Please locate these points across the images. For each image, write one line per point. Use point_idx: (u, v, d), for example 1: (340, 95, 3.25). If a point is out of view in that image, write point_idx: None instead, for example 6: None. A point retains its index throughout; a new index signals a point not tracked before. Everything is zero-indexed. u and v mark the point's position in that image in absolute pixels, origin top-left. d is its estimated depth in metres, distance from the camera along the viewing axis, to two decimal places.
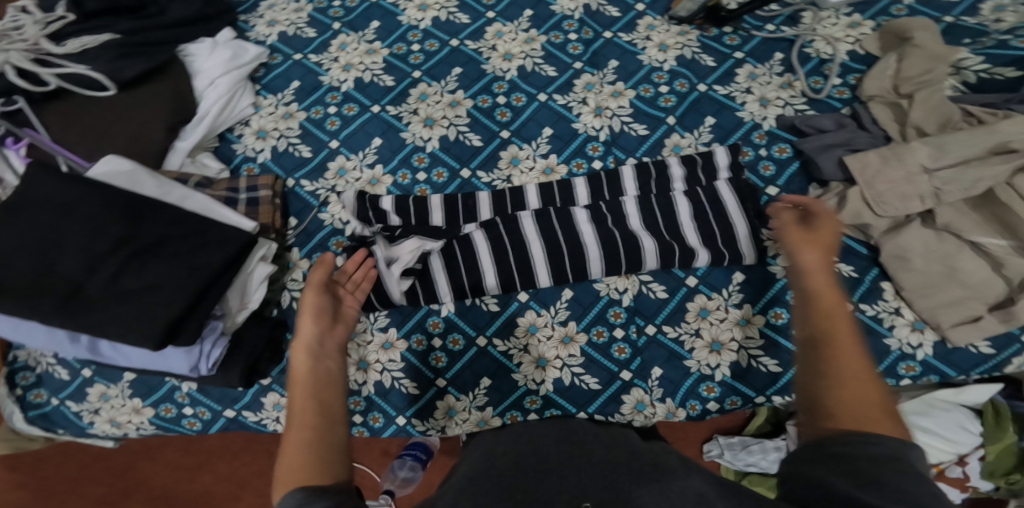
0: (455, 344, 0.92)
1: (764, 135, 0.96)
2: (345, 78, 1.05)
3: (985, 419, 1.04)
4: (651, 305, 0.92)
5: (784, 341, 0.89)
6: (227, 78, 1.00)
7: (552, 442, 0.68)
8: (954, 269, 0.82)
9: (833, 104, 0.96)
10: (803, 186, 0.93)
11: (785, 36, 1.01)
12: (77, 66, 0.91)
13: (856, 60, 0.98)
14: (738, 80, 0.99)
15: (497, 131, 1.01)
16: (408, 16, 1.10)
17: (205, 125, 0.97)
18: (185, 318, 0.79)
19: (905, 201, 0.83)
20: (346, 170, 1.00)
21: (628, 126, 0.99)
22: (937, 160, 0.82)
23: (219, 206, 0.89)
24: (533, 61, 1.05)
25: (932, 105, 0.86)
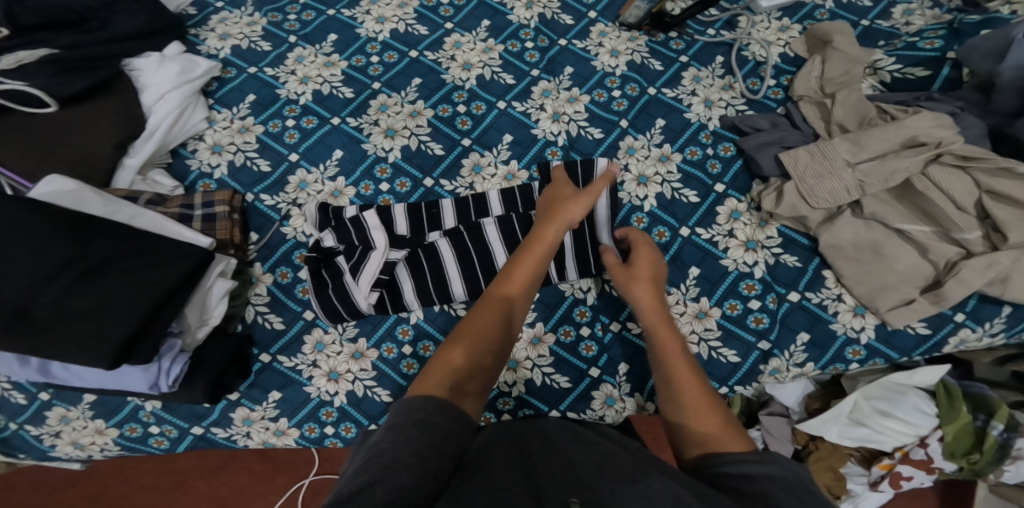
0: (425, 350, 0.95)
1: (709, 134, 1.00)
2: (304, 91, 1.07)
3: (937, 400, 1.09)
4: (614, 302, 0.97)
5: (739, 331, 0.91)
6: (177, 92, 1.01)
7: (536, 441, 0.68)
8: (885, 254, 0.87)
9: (769, 104, 1.01)
10: (746, 182, 0.97)
11: (724, 39, 1.06)
12: (15, 83, 0.90)
13: (788, 62, 1.03)
14: (684, 83, 1.03)
15: (458, 140, 1.04)
16: (367, 28, 1.12)
17: (156, 141, 0.98)
18: (138, 338, 0.80)
19: (834, 193, 0.88)
20: (308, 183, 1.02)
21: (584, 130, 1.02)
22: (856, 154, 0.88)
23: (171, 223, 0.90)
24: (491, 70, 1.08)
25: (852, 103, 0.93)
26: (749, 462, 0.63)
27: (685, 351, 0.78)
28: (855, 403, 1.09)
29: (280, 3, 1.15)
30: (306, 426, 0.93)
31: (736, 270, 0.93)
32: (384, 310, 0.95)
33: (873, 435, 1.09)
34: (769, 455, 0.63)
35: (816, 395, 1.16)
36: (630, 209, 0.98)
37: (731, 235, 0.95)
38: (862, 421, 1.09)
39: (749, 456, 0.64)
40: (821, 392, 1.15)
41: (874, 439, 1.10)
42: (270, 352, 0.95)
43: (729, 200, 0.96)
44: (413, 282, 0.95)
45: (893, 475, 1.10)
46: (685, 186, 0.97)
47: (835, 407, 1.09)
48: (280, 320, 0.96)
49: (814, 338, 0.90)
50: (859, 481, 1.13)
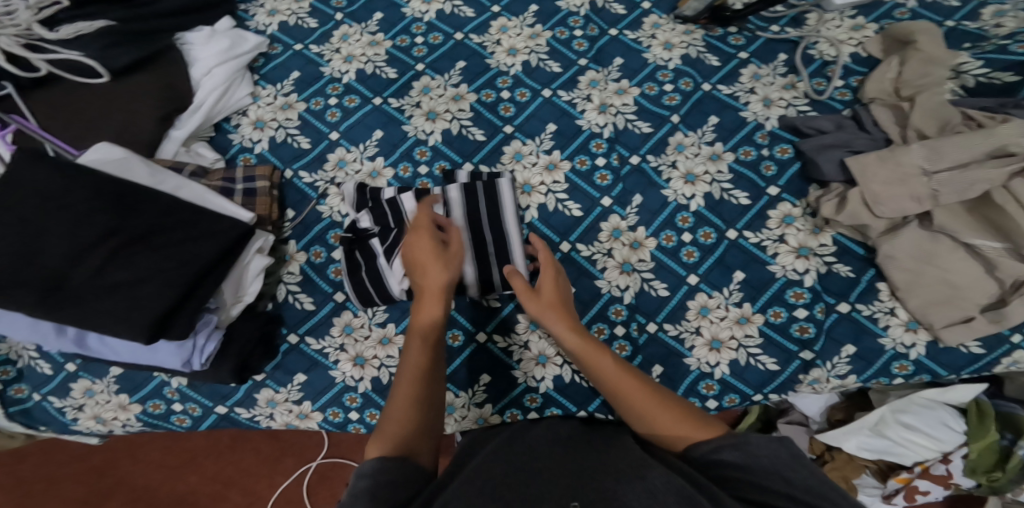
0: (455, 340, 0.98)
1: (766, 135, 0.97)
2: (346, 69, 1.04)
3: (968, 418, 1.06)
4: (652, 303, 0.93)
5: (782, 339, 0.90)
6: (224, 67, 0.98)
7: (546, 443, 0.77)
8: (947, 268, 0.85)
9: (834, 105, 0.97)
10: (802, 186, 0.94)
11: (789, 37, 1.02)
12: (70, 53, 0.89)
13: (858, 63, 1.00)
14: (742, 80, 1.00)
15: (500, 126, 1.01)
16: (412, 8, 1.09)
17: (201, 115, 0.96)
18: (174, 313, 0.78)
19: (900, 203, 0.85)
20: (346, 162, 0.99)
21: (632, 123, 1.00)
22: (934, 162, 0.84)
23: (213, 197, 0.87)
24: (538, 56, 1.04)
25: (931, 108, 0.88)
26: (728, 448, 0.68)
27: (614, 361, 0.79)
28: (881, 417, 1.06)
29: None
30: (331, 411, 0.93)
31: (784, 277, 0.91)
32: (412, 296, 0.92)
33: (893, 448, 1.06)
34: (741, 437, 0.69)
35: (840, 407, 1.13)
36: (675, 207, 0.96)
37: (782, 241, 0.92)
38: (886, 433, 1.06)
39: (726, 441, 0.69)
40: (846, 403, 1.13)
41: (893, 451, 1.06)
42: (298, 332, 0.94)
43: (783, 204, 0.94)
44: None
45: (909, 489, 1.07)
46: (735, 186, 0.95)
47: (859, 418, 1.06)
48: (310, 301, 0.95)
49: (859, 352, 0.89)
50: (871, 493, 1.10)
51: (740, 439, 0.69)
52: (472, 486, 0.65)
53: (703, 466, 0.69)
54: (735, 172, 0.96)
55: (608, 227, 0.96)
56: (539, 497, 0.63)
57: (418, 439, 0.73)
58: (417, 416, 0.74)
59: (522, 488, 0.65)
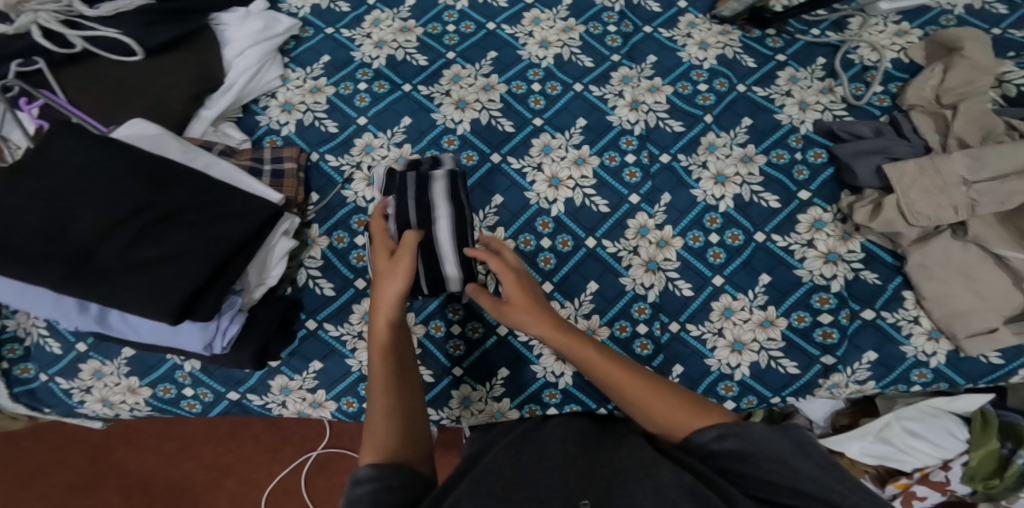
0: (474, 332, 0.97)
1: (800, 138, 0.97)
2: (377, 55, 1.03)
3: (971, 426, 1.05)
4: (676, 302, 0.93)
5: (804, 344, 0.91)
6: (257, 49, 0.98)
7: (556, 442, 0.76)
8: (973, 278, 0.86)
9: (872, 111, 0.98)
10: (834, 192, 0.95)
11: (830, 40, 1.03)
12: (106, 29, 0.89)
13: (900, 69, 1.00)
14: (778, 82, 1.00)
15: (530, 118, 1.00)
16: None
17: (232, 94, 0.96)
18: (202, 293, 0.76)
19: (937, 210, 0.86)
20: (373, 147, 0.98)
21: (663, 122, 0.99)
22: (975, 172, 0.85)
23: (244, 176, 0.86)
24: (570, 50, 1.04)
25: (974, 116, 0.89)
26: (730, 436, 0.67)
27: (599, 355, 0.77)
28: (886, 423, 1.06)
29: None
30: (345, 401, 0.92)
31: (811, 282, 0.92)
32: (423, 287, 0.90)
33: (895, 454, 1.06)
34: (744, 425, 0.67)
35: (846, 412, 1.15)
36: (703, 208, 0.96)
37: (810, 246, 0.93)
38: (890, 440, 1.05)
39: (727, 428, 0.68)
40: (851, 409, 1.15)
41: (894, 457, 1.06)
42: (317, 318, 0.92)
43: (813, 208, 0.94)
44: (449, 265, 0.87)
45: (907, 495, 1.07)
46: (766, 189, 0.95)
47: (865, 424, 1.06)
48: (331, 287, 0.93)
49: (881, 359, 0.89)
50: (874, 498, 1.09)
51: (743, 427, 0.68)
52: (474, 485, 0.65)
53: (709, 455, 0.67)
54: (768, 172, 0.96)
55: (634, 225, 0.96)
56: (547, 492, 0.62)
57: (407, 448, 0.70)
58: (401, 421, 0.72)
59: (529, 485, 0.64)
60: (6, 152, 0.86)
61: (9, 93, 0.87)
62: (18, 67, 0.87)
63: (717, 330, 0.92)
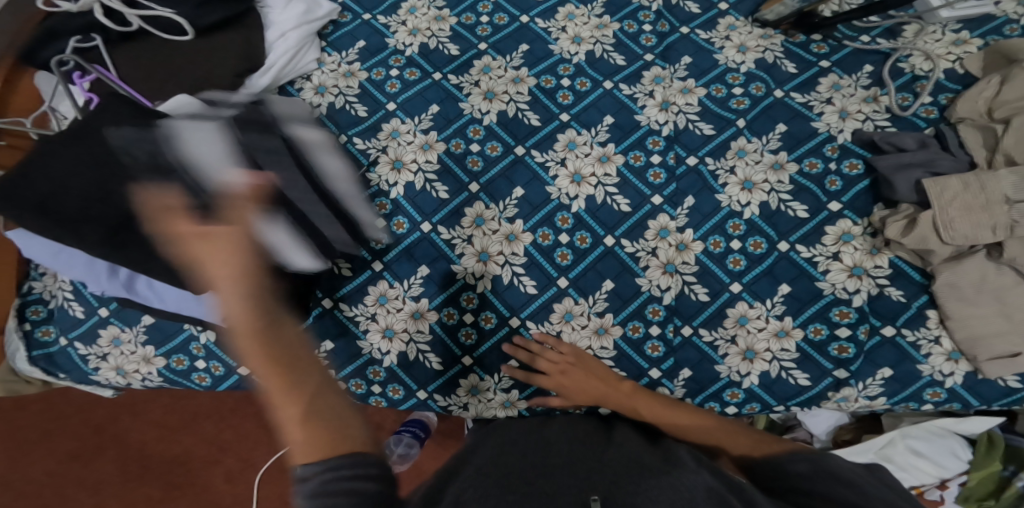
0: (487, 322, 0.95)
1: (836, 148, 0.96)
2: (410, 42, 1.04)
3: (977, 447, 1.03)
4: (691, 306, 0.93)
5: (818, 356, 0.90)
6: (299, 31, 0.99)
7: (567, 441, 0.75)
8: (1007, 302, 0.85)
9: (917, 122, 0.96)
10: (867, 204, 0.94)
11: (881, 48, 1.01)
12: (163, 9, 0.91)
13: (953, 79, 0.98)
14: (819, 89, 0.99)
15: (557, 114, 1.00)
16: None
17: (271, 74, 0.97)
18: None
19: (976, 229, 0.84)
20: (400, 133, 0.99)
21: (693, 124, 0.99)
22: (1019, 190, 0.83)
23: None
24: (603, 47, 1.03)
25: None
26: (802, 461, 0.68)
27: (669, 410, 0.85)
28: (891, 440, 1.04)
29: None
30: (354, 383, 0.95)
31: (833, 295, 0.91)
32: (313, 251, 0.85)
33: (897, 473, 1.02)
34: (818, 453, 0.68)
35: (849, 428, 1.14)
36: (727, 213, 0.95)
37: (836, 258, 0.92)
38: (891, 458, 1.03)
39: (802, 454, 0.69)
40: (855, 426, 1.14)
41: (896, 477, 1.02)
42: (332, 298, 0.95)
43: (843, 221, 0.93)
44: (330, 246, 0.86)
45: None
46: (794, 198, 0.95)
47: (867, 440, 1.04)
48: (349, 267, 0.96)
49: (896, 375, 0.89)
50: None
51: (818, 454, 0.68)
52: (482, 483, 0.63)
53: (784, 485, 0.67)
54: (799, 180, 0.95)
55: (655, 225, 0.96)
56: (564, 493, 0.61)
57: (350, 439, 0.58)
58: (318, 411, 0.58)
59: (542, 484, 0.63)
60: (53, 122, 0.91)
61: (64, 68, 0.88)
62: (77, 43, 0.89)
63: (731, 341, 0.92)
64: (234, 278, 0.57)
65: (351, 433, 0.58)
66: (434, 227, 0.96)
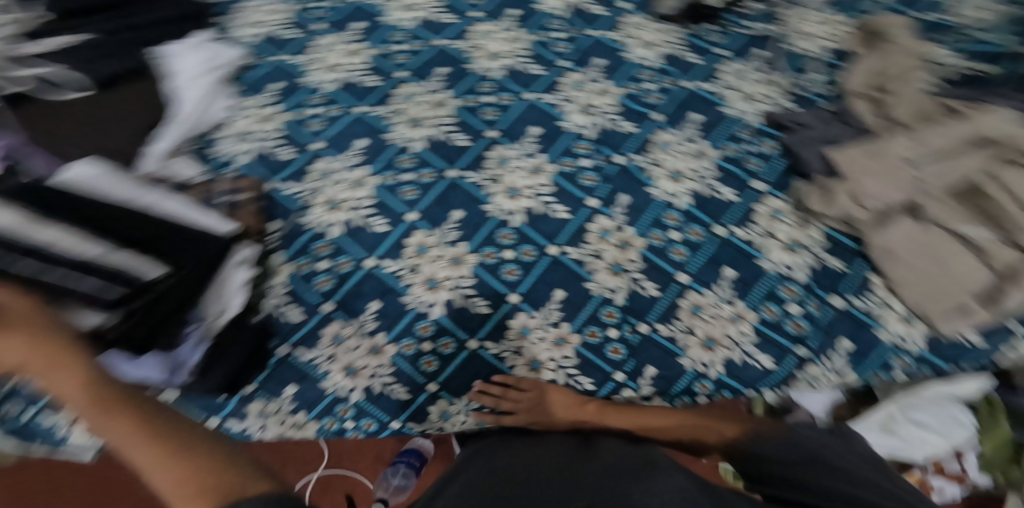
0: (445, 347, 0.93)
1: (750, 131, 0.99)
2: (328, 79, 1.05)
3: (979, 414, 1.01)
4: (644, 303, 0.92)
5: (776, 336, 0.89)
6: (207, 78, 0.98)
7: (548, 453, 0.74)
8: (941, 258, 0.83)
9: (812, 97, 1.02)
10: (787, 181, 0.96)
11: (766, 33, 1.07)
12: (51, 68, 0.91)
13: (835, 55, 1.05)
14: (722, 77, 1.04)
15: (484, 131, 1.01)
16: (395, 17, 1.11)
17: (190, 118, 0.95)
18: (162, 325, 0.79)
19: (888, 192, 0.86)
20: (331, 172, 0.99)
21: (615, 123, 1.01)
22: (916, 150, 0.88)
23: (195, 208, 0.87)
24: (520, 61, 1.06)
25: (910, 99, 0.94)
26: (772, 441, 0.72)
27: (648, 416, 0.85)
28: (891, 414, 0.99)
29: None
30: (327, 420, 0.92)
31: (775, 272, 0.91)
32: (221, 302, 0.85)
33: (903, 445, 0.99)
34: (788, 430, 0.72)
35: (846, 404, 1.05)
36: (663, 206, 0.96)
37: (771, 236, 0.92)
38: (895, 431, 0.99)
39: (773, 434, 0.73)
40: (852, 400, 1.05)
41: (905, 450, 0.99)
42: (289, 343, 0.92)
43: (770, 199, 0.95)
44: (232, 296, 0.85)
45: (925, 488, 1.02)
46: (721, 182, 0.96)
47: (868, 415, 0.99)
48: (300, 310, 0.93)
49: (857, 347, 0.87)
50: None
51: (787, 431, 0.73)
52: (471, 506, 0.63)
53: (762, 466, 0.70)
54: (720, 164, 0.97)
55: (595, 229, 0.96)
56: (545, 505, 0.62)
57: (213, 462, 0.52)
58: (174, 441, 0.55)
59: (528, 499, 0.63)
60: None
61: None
62: None
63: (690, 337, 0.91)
64: (42, 352, 0.61)
65: (211, 466, 0.52)
66: (378, 261, 0.95)
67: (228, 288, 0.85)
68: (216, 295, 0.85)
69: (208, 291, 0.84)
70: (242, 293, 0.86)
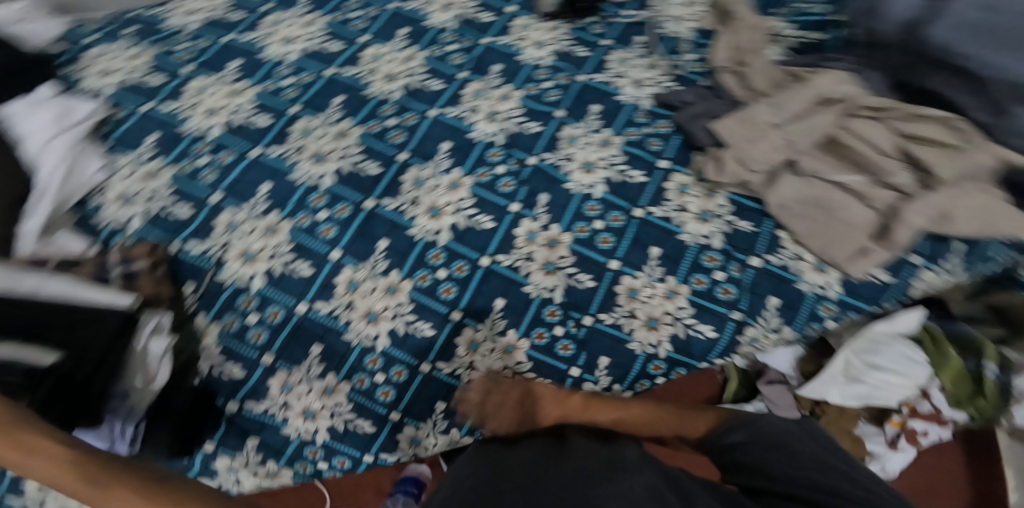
0: (399, 375, 0.92)
1: (646, 114, 1.02)
2: (210, 124, 1.04)
3: (924, 345, 1.05)
4: (583, 296, 0.93)
5: (711, 305, 0.91)
6: (61, 139, 0.96)
7: (529, 458, 0.75)
8: (830, 208, 0.88)
9: (692, 77, 1.06)
10: (688, 156, 0.99)
11: (640, 20, 1.13)
12: None
13: (702, 36, 1.11)
14: (611, 67, 1.07)
15: (394, 155, 1.00)
16: (272, 51, 1.13)
17: (52, 194, 0.91)
18: (80, 408, 0.77)
19: (768, 155, 0.91)
20: (237, 224, 0.96)
21: (522, 125, 1.01)
22: (777, 115, 0.93)
23: (85, 288, 0.84)
24: (417, 79, 1.07)
25: (764, 69, 0.98)
26: (737, 430, 0.76)
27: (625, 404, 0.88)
28: (847, 362, 1.02)
29: (162, 34, 1.17)
30: (299, 464, 0.92)
31: (695, 244, 0.93)
32: (144, 374, 0.84)
33: (874, 391, 1.01)
34: (752, 418, 0.77)
35: (810, 357, 1.06)
36: (581, 198, 0.96)
37: (683, 210, 0.95)
38: (860, 378, 1.01)
39: (738, 423, 0.77)
40: (815, 353, 1.06)
41: (875, 395, 1.01)
42: (236, 399, 0.91)
43: (676, 175, 0.97)
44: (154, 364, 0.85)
45: (907, 432, 1.02)
46: (630, 167, 0.98)
47: (829, 367, 1.01)
48: (239, 367, 0.91)
49: (784, 302, 0.91)
50: (877, 440, 1.02)
51: (750, 420, 0.77)
52: None
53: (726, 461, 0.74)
54: (628, 151, 0.99)
55: (522, 234, 0.95)
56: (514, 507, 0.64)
57: None
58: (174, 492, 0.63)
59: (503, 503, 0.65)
60: None
61: None
62: None
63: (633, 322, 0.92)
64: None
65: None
66: (311, 304, 0.93)
67: (146, 358, 0.84)
68: (137, 365, 0.84)
69: (128, 365, 0.83)
70: (163, 360, 0.85)
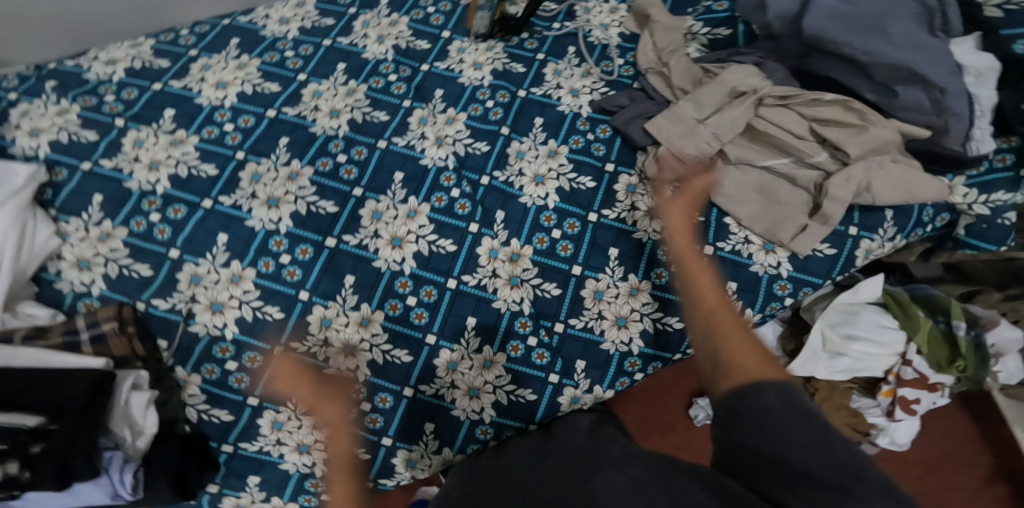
0: (384, 402, 0.93)
1: (585, 121, 1.06)
2: (156, 178, 1.01)
3: (891, 311, 1.09)
4: (550, 304, 0.96)
5: (673, 297, 0.96)
6: (6, 208, 0.89)
7: (531, 451, 0.83)
8: (769, 192, 0.95)
9: (624, 81, 1.11)
10: (631, 157, 1.04)
11: (569, 31, 1.16)
12: None
13: (627, 40, 1.16)
14: (547, 79, 1.10)
15: (349, 191, 1.02)
16: (206, 96, 1.08)
17: (7, 271, 0.86)
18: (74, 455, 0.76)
19: (700, 148, 0.98)
20: (200, 276, 0.96)
21: (470, 147, 1.05)
22: (700, 111, 0.99)
23: (56, 354, 0.84)
24: (361, 111, 1.08)
25: (682, 68, 1.06)
26: (754, 390, 0.60)
27: (718, 284, 0.74)
28: (824, 336, 1.08)
29: (87, 85, 1.08)
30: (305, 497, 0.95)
31: (649, 240, 0.98)
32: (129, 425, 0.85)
33: (857, 363, 1.07)
34: (762, 377, 0.62)
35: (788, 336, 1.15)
36: (537, 210, 1.00)
37: (634, 210, 1.00)
38: (840, 351, 1.07)
39: (760, 379, 0.61)
40: (791, 331, 1.15)
41: (861, 367, 1.07)
42: (230, 441, 0.93)
43: (622, 177, 1.02)
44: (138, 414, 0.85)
45: (900, 401, 1.06)
46: (579, 174, 1.02)
47: (808, 344, 1.07)
48: (226, 412, 0.93)
49: (742, 285, 0.93)
50: (876, 413, 1.09)
51: (758, 379, 0.62)
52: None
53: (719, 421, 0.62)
54: (575, 158, 1.03)
55: (483, 252, 0.98)
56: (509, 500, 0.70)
57: None
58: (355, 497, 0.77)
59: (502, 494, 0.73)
60: None
61: None
62: None
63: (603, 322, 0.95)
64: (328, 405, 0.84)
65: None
66: (287, 346, 0.94)
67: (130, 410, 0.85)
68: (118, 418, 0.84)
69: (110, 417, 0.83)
70: (147, 409, 0.86)
